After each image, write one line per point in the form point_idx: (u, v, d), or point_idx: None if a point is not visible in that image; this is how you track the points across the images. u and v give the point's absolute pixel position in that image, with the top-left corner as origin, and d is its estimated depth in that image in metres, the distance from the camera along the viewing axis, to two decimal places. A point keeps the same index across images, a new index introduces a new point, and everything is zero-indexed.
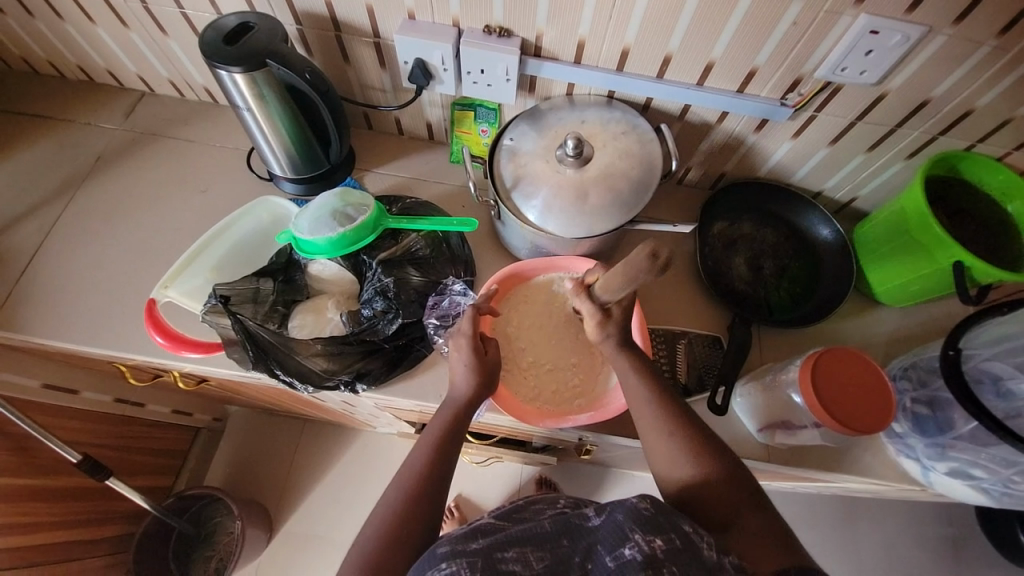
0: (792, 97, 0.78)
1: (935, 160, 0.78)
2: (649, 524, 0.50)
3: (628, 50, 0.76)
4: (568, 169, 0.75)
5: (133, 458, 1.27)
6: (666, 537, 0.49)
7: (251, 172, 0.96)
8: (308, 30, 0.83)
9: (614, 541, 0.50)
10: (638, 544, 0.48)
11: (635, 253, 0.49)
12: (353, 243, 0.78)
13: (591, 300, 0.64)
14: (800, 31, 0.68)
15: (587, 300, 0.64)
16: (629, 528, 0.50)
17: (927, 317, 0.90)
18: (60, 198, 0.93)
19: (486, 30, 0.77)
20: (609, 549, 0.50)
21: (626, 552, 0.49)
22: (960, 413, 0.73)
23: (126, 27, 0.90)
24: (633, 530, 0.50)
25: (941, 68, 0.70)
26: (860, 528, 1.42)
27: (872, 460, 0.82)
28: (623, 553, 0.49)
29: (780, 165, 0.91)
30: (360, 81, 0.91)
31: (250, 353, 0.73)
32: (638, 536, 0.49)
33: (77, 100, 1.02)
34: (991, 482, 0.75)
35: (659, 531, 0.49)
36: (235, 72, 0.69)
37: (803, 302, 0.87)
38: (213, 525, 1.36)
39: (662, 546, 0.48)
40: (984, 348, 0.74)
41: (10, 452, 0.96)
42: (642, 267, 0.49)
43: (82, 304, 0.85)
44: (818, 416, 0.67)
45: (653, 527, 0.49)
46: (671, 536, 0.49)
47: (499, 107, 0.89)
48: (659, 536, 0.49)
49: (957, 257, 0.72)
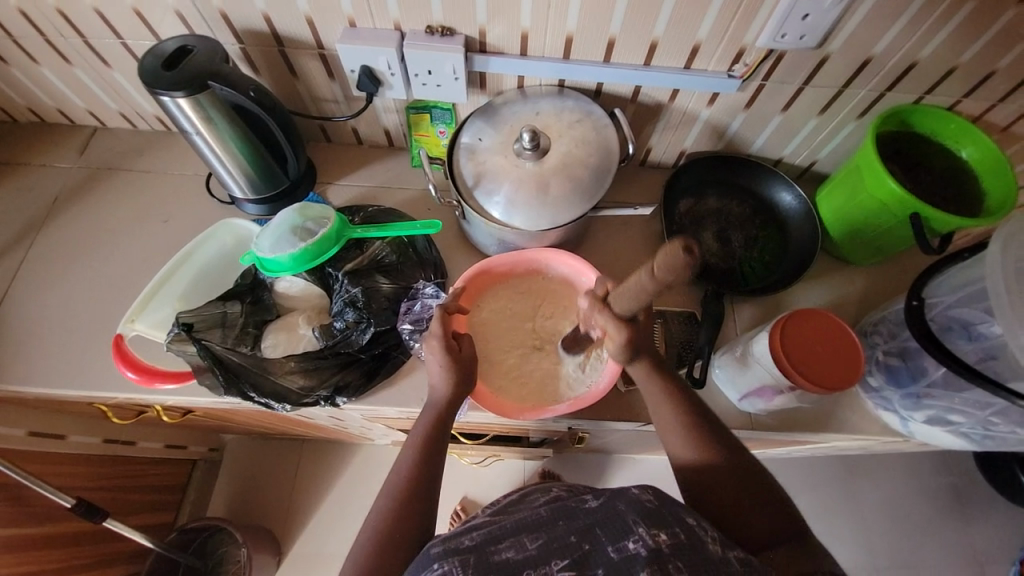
0: (739, 68, 0.78)
1: (886, 116, 0.79)
2: (654, 517, 0.49)
3: (572, 37, 0.76)
4: (527, 162, 0.75)
5: (129, 497, 1.25)
6: (671, 531, 0.48)
7: (212, 198, 0.95)
8: (251, 48, 0.82)
9: (617, 533, 0.49)
10: (642, 537, 0.47)
11: (664, 257, 0.41)
12: (315, 258, 0.76)
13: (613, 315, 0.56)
14: (736, 2, 0.69)
15: (609, 313, 0.56)
16: (634, 520, 0.49)
17: (895, 271, 0.92)
18: (22, 242, 0.92)
19: (428, 31, 0.77)
20: (611, 539, 0.49)
21: (630, 545, 0.48)
22: (931, 360, 0.75)
23: (68, 64, 0.88)
24: (637, 523, 0.49)
25: (879, 25, 0.71)
26: (862, 485, 1.44)
27: (854, 417, 0.83)
28: (627, 545, 0.48)
29: (737, 136, 0.92)
30: (311, 94, 0.90)
31: (220, 378, 0.73)
32: (642, 529, 0.48)
33: (30, 142, 1.00)
34: (968, 425, 0.76)
35: (663, 524, 0.49)
36: (178, 97, 0.69)
37: (775, 269, 0.88)
38: (220, 555, 1.30)
39: (667, 541, 0.47)
40: (948, 295, 0.75)
41: (8, 504, 0.95)
42: (679, 263, 0.41)
43: (54, 347, 0.84)
44: (789, 376, 0.68)
45: (657, 520, 0.49)
46: (677, 531, 0.48)
47: (453, 107, 0.89)
48: (663, 530, 0.48)
49: (914, 210, 0.73)
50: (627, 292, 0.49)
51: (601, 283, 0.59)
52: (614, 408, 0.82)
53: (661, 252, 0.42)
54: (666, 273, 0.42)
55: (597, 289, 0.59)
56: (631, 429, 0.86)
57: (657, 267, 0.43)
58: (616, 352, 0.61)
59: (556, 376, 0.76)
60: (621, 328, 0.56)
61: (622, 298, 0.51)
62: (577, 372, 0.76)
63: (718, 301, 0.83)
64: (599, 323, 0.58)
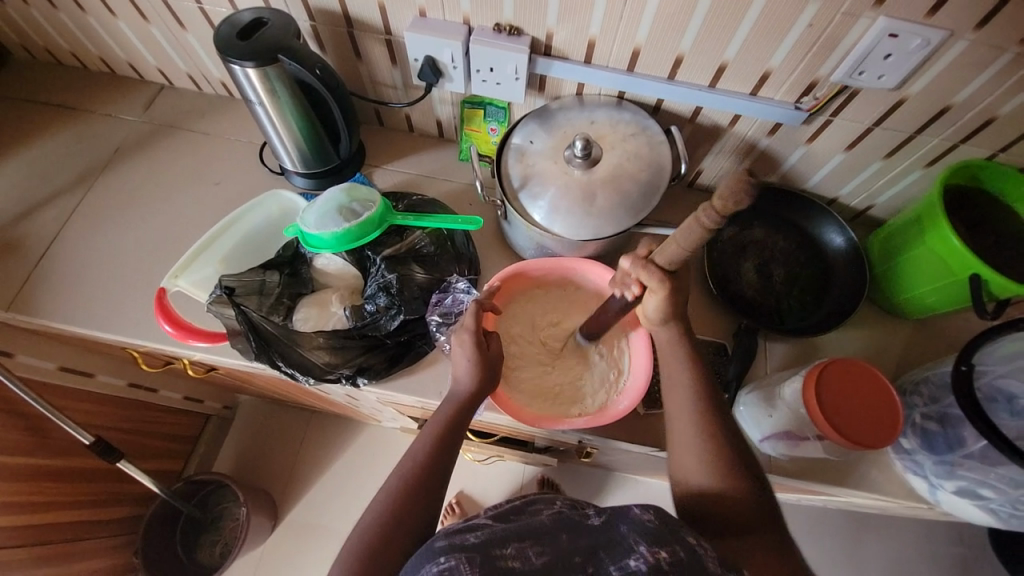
0: (807, 100, 0.76)
1: (957, 168, 0.75)
2: (655, 535, 0.49)
3: (639, 50, 0.75)
4: (576, 170, 0.75)
5: (143, 441, 1.30)
6: (671, 549, 0.47)
7: (263, 166, 0.98)
8: (321, 26, 0.83)
9: (620, 551, 0.48)
10: (644, 555, 0.47)
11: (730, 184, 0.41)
12: (357, 238, 0.78)
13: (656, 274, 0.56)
14: (816, 33, 0.67)
15: (651, 268, 0.56)
16: (635, 540, 0.49)
17: (941, 331, 0.88)
18: (79, 186, 0.96)
19: (496, 29, 0.77)
20: (614, 559, 0.48)
21: (631, 562, 0.47)
22: (971, 431, 0.71)
23: (146, 21, 0.92)
24: (638, 541, 0.48)
25: (962, 75, 0.68)
26: (866, 544, 1.39)
27: (879, 476, 0.80)
28: (628, 563, 0.47)
29: (793, 170, 0.89)
30: (371, 77, 0.91)
31: (253, 344, 0.75)
32: (643, 547, 0.48)
33: (99, 91, 1.05)
34: (998, 503, 0.73)
35: (663, 542, 0.48)
36: (248, 67, 0.70)
37: (815, 311, 0.85)
38: (219, 511, 1.38)
39: (667, 558, 0.47)
40: (998, 365, 0.72)
41: (27, 434, 0.99)
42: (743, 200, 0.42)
43: (98, 291, 0.87)
44: (807, 403, 0.67)
45: (658, 538, 0.48)
46: (676, 549, 0.48)
47: (509, 106, 0.88)
48: (664, 547, 0.47)
49: (974, 270, 0.70)
50: (679, 235, 0.49)
51: (643, 244, 0.60)
52: (630, 429, 0.81)
53: (724, 182, 0.42)
54: (728, 200, 0.42)
55: (637, 249, 0.59)
56: (642, 453, 0.85)
57: (718, 196, 0.43)
58: (655, 307, 0.61)
59: (577, 390, 0.76)
60: (666, 283, 0.56)
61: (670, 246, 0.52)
62: (600, 391, 0.76)
63: (751, 337, 0.81)
64: (638, 280, 0.58)
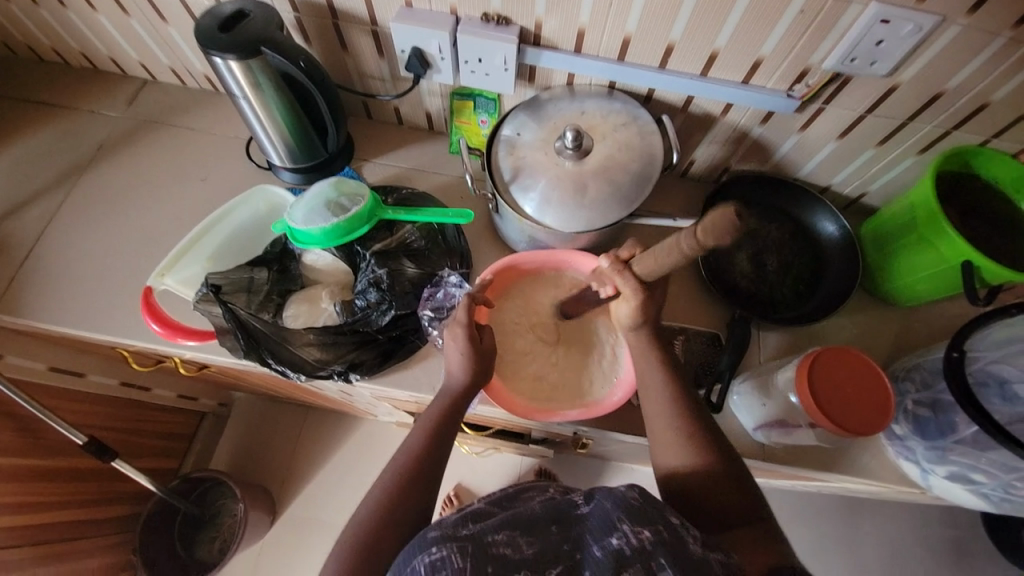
0: (799, 88, 0.75)
1: (949, 155, 0.75)
2: (637, 514, 0.49)
3: (629, 39, 0.74)
4: (567, 161, 0.74)
5: (138, 441, 1.29)
6: (654, 527, 0.48)
7: (250, 162, 0.96)
8: (306, 17, 0.82)
9: (602, 531, 0.49)
10: (626, 534, 0.48)
11: (713, 222, 0.42)
12: (347, 234, 0.77)
13: (635, 279, 0.59)
14: (808, 20, 0.66)
15: (628, 275, 0.59)
16: (618, 517, 0.50)
17: (934, 318, 0.88)
18: (64, 184, 0.94)
19: (484, 18, 0.75)
20: (597, 538, 0.49)
21: (613, 542, 0.48)
22: (962, 416, 0.72)
23: (125, 13, 0.89)
24: (621, 520, 0.49)
25: (955, 61, 0.67)
26: (859, 528, 1.41)
27: (871, 462, 0.81)
28: (610, 542, 0.48)
29: (786, 158, 0.89)
30: (358, 69, 0.90)
31: (241, 341, 0.74)
32: (626, 526, 0.49)
33: (80, 87, 1.02)
34: (990, 487, 0.74)
35: (647, 522, 0.49)
36: (230, 60, 0.69)
37: (808, 300, 0.85)
38: (218, 506, 1.37)
39: (650, 538, 0.47)
40: (990, 351, 0.73)
41: (19, 435, 0.99)
42: (725, 231, 0.42)
43: (85, 291, 0.86)
44: (800, 392, 0.67)
45: (641, 517, 0.49)
46: (658, 526, 0.48)
47: (498, 97, 0.87)
48: (647, 527, 0.48)
49: (966, 257, 0.70)
50: (656, 251, 0.52)
51: (628, 245, 0.62)
52: (624, 420, 0.81)
53: (712, 213, 0.42)
54: (710, 233, 0.43)
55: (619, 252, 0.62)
56: (637, 444, 0.85)
57: (701, 226, 0.43)
58: (628, 312, 0.64)
59: (571, 384, 0.76)
60: (637, 290, 0.60)
61: (647, 259, 0.54)
62: (591, 386, 0.76)
63: (744, 326, 0.81)
64: (614, 282, 0.62)
